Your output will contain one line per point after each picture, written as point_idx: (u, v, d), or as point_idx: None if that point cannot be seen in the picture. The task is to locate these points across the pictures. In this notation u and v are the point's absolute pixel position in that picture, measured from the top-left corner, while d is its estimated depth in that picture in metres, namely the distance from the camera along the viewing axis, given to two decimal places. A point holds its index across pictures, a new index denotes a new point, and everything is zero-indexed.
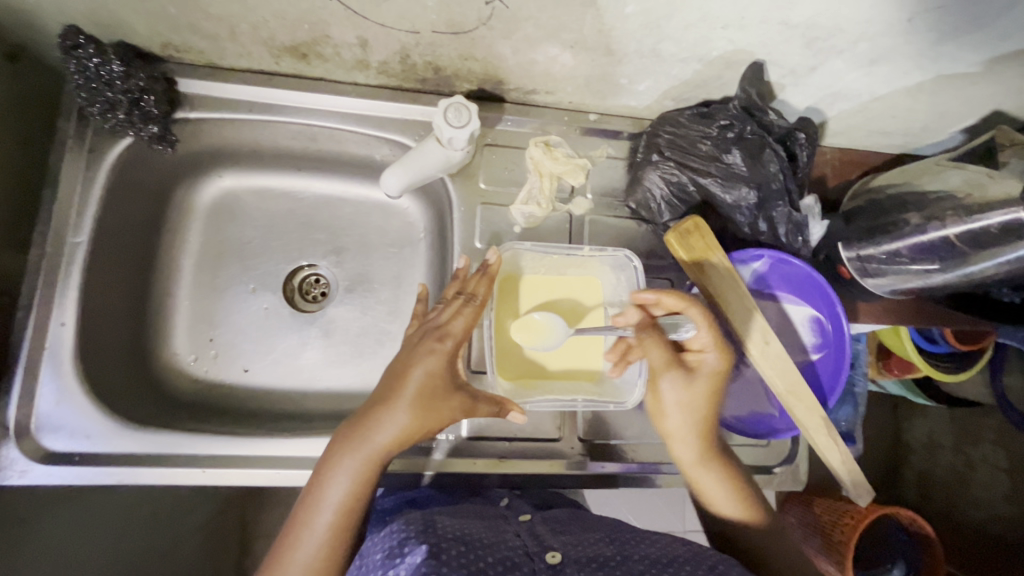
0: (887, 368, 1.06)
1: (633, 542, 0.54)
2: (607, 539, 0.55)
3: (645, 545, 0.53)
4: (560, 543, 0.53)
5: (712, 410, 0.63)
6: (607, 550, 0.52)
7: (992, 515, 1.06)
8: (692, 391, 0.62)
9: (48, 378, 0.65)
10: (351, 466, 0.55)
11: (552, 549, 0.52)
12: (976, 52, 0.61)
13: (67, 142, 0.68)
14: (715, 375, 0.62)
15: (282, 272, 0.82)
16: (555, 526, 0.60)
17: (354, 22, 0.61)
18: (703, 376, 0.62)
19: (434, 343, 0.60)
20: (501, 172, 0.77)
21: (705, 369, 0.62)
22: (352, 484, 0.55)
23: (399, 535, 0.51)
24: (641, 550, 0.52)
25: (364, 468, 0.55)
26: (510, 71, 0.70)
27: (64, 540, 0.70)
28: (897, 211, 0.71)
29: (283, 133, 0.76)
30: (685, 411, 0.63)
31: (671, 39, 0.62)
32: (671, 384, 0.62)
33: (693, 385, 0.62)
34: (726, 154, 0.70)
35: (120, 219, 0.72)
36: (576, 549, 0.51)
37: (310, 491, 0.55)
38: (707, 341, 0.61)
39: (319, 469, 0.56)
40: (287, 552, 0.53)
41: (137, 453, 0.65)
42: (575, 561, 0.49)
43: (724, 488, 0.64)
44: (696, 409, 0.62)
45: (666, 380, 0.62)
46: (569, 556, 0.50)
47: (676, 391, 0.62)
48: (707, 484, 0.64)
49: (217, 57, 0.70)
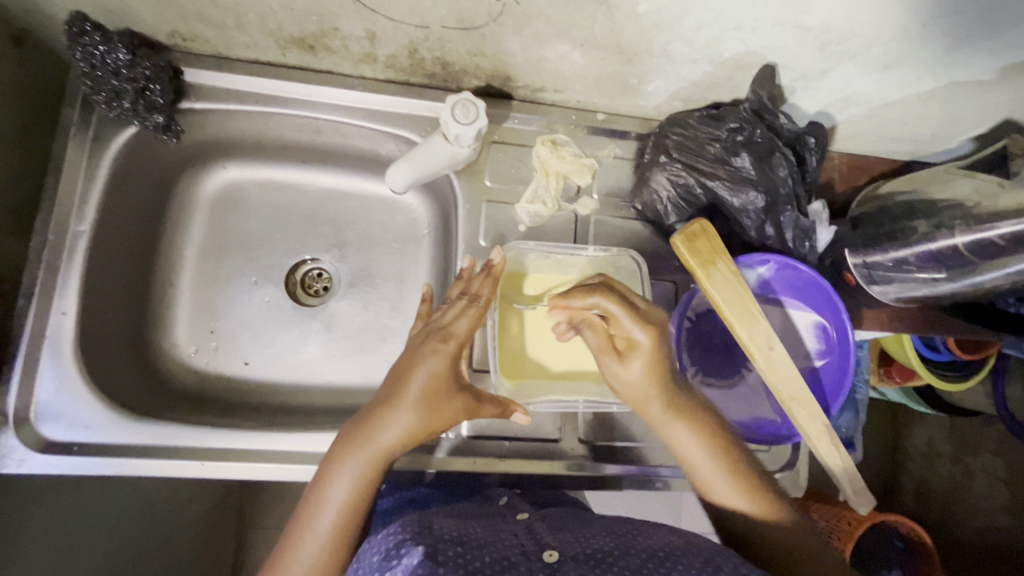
0: (889, 376, 1.06)
1: (631, 534, 0.54)
2: (606, 533, 0.55)
3: (644, 538, 0.53)
4: (557, 541, 0.53)
5: (670, 372, 0.62)
6: (606, 545, 0.51)
7: (989, 526, 1.07)
8: (632, 368, 0.61)
9: (48, 365, 0.64)
10: (354, 467, 0.55)
11: (549, 548, 0.51)
12: (991, 60, 0.61)
13: (70, 129, 0.68)
14: (648, 353, 0.60)
15: (285, 264, 0.82)
16: (552, 523, 0.60)
17: (363, 15, 0.61)
18: (637, 357, 0.60)
19: (439, 344, 0.60)
20: (507, 171, 0.76)
21: (635, 349, 0.60)
22: (354, 485, 0.54)
23: (394, 537, 0.50)
24: (641, 543, 0.51)
25: (366, 469, 0.55)
26: (519, 67, 0.70)
27: (62, 529, 0.69)
28: (905, 219, 0.70)
29: (289, 125, 0.76)
30: (645, 380, 0.61)
31: (683, 39, 0.61)
32: (611, 364, 0.61)
33: (640, 358, 0.60)
34: (735, 157, 0.70)
35: (122, 208, 0.71)
36: (573, 547, 0.51)
37: (312, 493, 0.55)
38: (630, 326, 0.60)
39: (321, 469, 0.56)
40: (289, 553, 0.52)
41: (135, 444, 0.65)
42: (573, 560, 0.48)
43: (705, 453, 0.62)
44: (658, 379, 0.61)
45: (606, 363, 0.62)
46: (566, 554, 0.49)
47: (616, 372, 0.62)
48: (685, 445, 0.62)
49: (224, 46, 0.69)
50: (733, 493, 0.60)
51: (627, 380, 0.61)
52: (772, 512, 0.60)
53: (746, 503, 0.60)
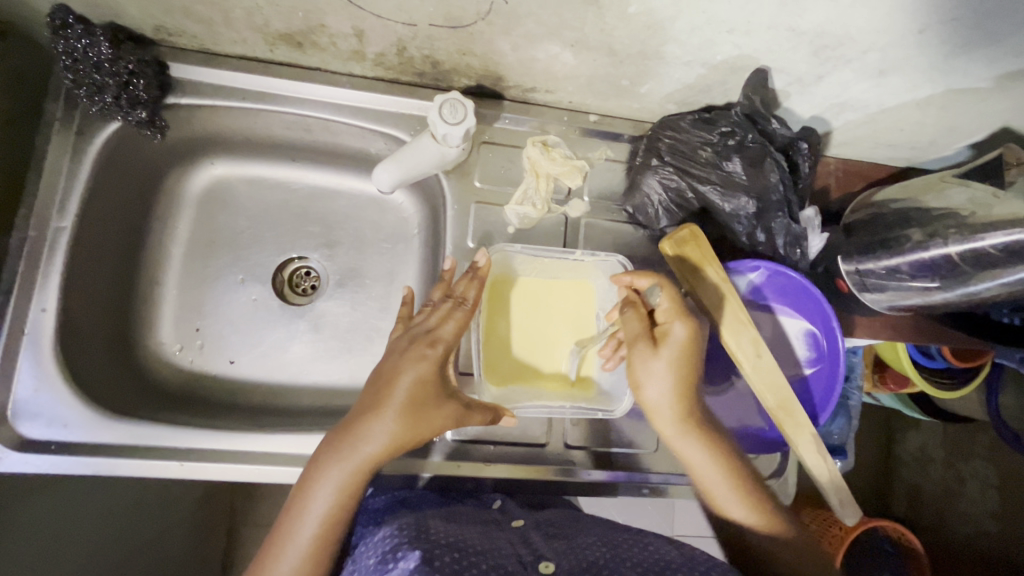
0: (883, 383, 1.05)
1: (626, 546, 0.53)
2: (600, 543, 0.54)
3: (637, 550, 0.52)
4: (553, 551, 0.52)
5: (692, 376, 0.61)
6: (600, 556, 0.50)
7: (980, 531, 1.07)
8: (662, 361, 0.60)
9: (28, 363, 0.63)
10: (337, 477, 0.54)
11: (545, 558, 0.50)
12: (989, 68, 0.60)
13: (54, 124, 0.67)
14: (682, 346, 0.60)
15: (273, 263, 0.81)
16: (549, 530, 0.59)
17: (350, 12, 0.60)
18: (672, 349, 0.60)
19: (425, 349, 0.59)
20: (497, 172, 0.75)
21: (671, 340, 0.61)
22: (337, 495, 0.54)
23: (391, 541, 0.50)
24: (634, 555, 0.51)
25: (350, 478, 0.54)
26: (510, 68, 0.69)
27: (44, 526, 0.69)
28: (899, 227, 0.69)
29: (278, 122, 0.75)
30: (671, 369, 0.60)
31: (677, 41, 0.60)
32: (642, 357, 0.61)
33: (665, 357, 0.60)
34: (726, 162, 0.69)
35: (106, 204, 0.70)
36: (569, 557, 0.50)
37: (294, 502, 0.54)
38: (670, 311, 0.61)
39: (304, 478, 0.55)
40: (270, 563, 0.52)
41: (115, 443, 0.64)
42: (568, 569, 0.47)
43: (684, 429, 0.61)
44: (675, 385, 0.60)
45: (638, 352, 0.61)
46: (563, 565, 0.48)
47: (647, 364, 0.61)
48: (669, 428, 0.62)
49: (211, 41, 0.68)
50: (711, 467, 0.61)
51: (650, 377, 0.61)
52: (739, 474, 0.61)
53: (724, 479, 0.61)
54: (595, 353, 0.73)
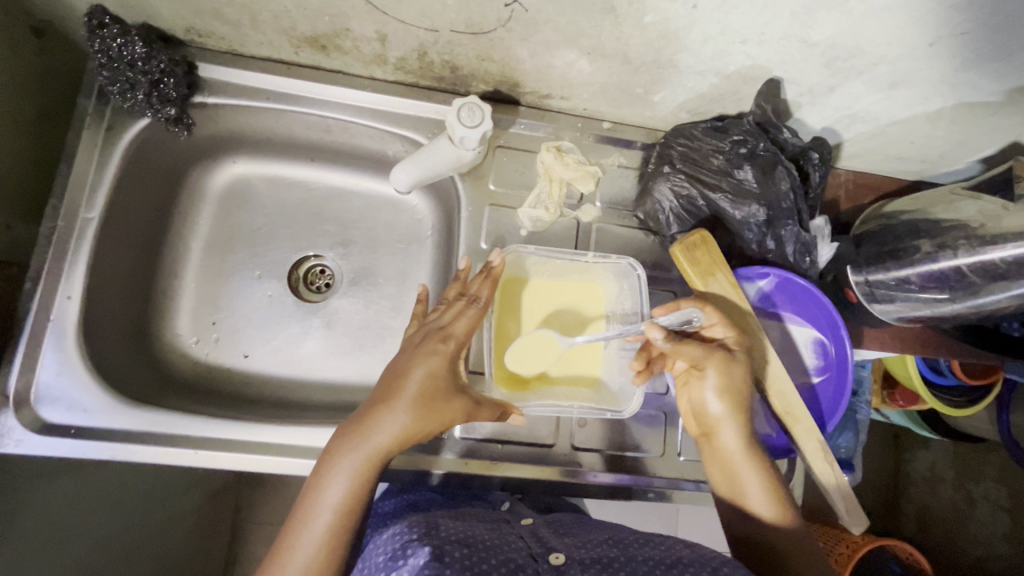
0: (892, 399, 1.02)
1: (637, 544, 0.53)
2: (609, 541, 0.54)
3: (648, 548, 0.52)
4: (563, 545, 0.53)
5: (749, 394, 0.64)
6: (611, 552, 0.51)
7: (993, 553, 1.05)
8: (733, 374, 0.62)
9: (51, 349, 0.65)
10: (351, 466, 0.55)
11: (555, 550, 0.52)
12: (998, 83, 0.61)
13: (85, 119, 0.69)
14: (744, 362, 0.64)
15: (289, 260, 0.83)
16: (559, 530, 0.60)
17: (375, 17, 0.62)
18: (738, 363, 0.63)
19: (438, 344, 0.61)
20: (512, 175, 0.77)
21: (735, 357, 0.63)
22: (351, 485, 0.55)
23: (401, 538, 0.50)
24: (646, 552, 0.51)
25: (364, 468, 0.55)
26: (527, 74, 0.71)
27: (60, 509, 0.71)
28: (909, 238, 0.69)
29: (299, 123, 0.77)
30: (738, 383, 0.62)
31: (690, 50, 0.62)
32: (717, 367, 0.62)
33: (735, 371, 0.62)
34: (737, 169, 0.70)
35: (131, 197, 0.72)
36: (579, 551, 0.51)
37: (309, 491, 0.55)
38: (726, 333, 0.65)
39: (318, 469, 0.56)
40: (286, 552, 0.53)
41: (131, 429, 0.65)
42: (579, 563, 0.48)
43: (743, 438, 0.62)
44: (739, 396, 0.63)
45: (712, 361, 0.62)
46: (572, 557, 0.49)
47: (718, 374, 0.62)
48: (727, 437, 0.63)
49: (238, 43, 0.71)
50: (757, 474, 0.62)
51: (715, 391, 0.62)
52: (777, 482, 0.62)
53: (767, 484, 0.61)
54: (604, 358, 0.73)
